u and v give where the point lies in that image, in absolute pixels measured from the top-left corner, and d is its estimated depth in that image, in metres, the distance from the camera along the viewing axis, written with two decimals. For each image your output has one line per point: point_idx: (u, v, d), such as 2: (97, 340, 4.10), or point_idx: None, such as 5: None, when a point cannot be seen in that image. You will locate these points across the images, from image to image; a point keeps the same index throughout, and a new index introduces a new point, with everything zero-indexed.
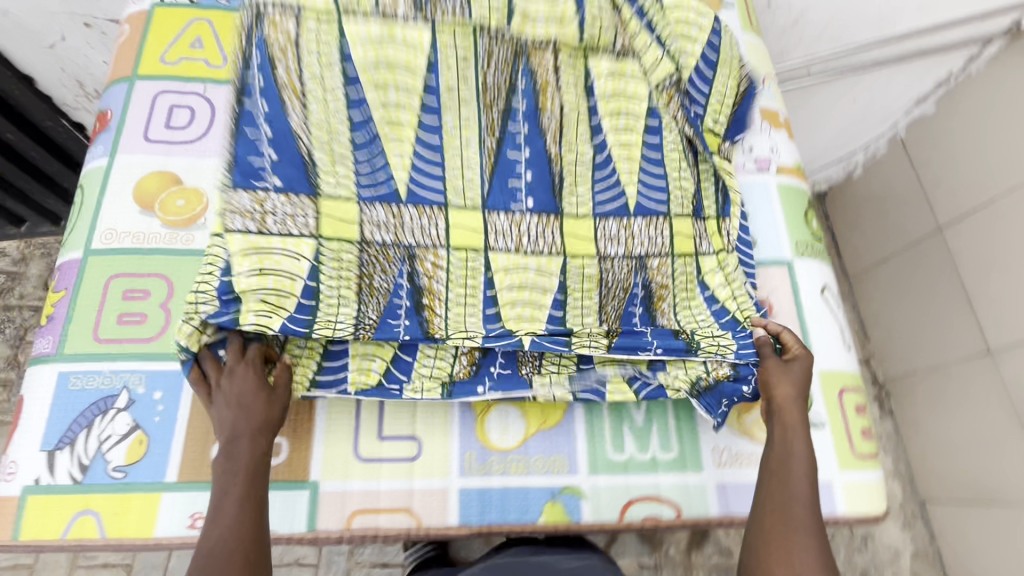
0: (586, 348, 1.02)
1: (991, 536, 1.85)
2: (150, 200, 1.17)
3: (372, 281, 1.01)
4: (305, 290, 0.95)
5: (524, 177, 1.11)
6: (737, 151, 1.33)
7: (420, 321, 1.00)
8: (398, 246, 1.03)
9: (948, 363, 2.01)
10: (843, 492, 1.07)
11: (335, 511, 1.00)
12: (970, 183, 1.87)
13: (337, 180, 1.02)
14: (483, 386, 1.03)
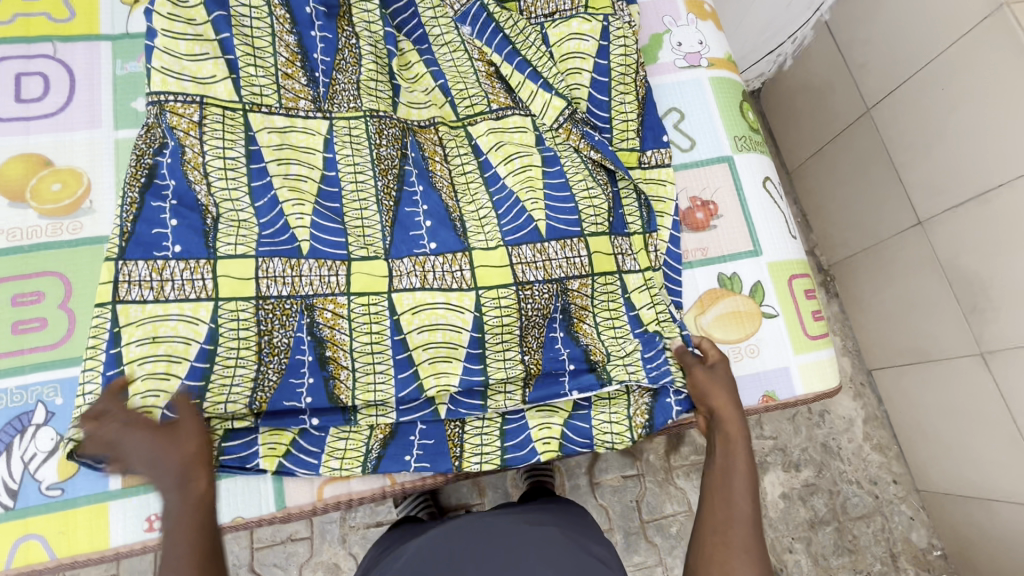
0: (502, 406, 1.02)
1: (931, 390, 2.03)
2: (18, 188, 1.00)
3: (271, 337, 0.93)
4: (192, 373, 0.89)
5: (424, 225, 1.05)
6: (665, 48, 1.26)
7: (325, 380, 0.96)
8: (295, 298, 0.95)
9: (884, 240, 2.11)
10: (799, 373, 1.11)
11: (304, 485, 0.97)
12: (894, 57, 1.89)
13: (238, 239, 0.95)
14: (411, 458, 0.99)
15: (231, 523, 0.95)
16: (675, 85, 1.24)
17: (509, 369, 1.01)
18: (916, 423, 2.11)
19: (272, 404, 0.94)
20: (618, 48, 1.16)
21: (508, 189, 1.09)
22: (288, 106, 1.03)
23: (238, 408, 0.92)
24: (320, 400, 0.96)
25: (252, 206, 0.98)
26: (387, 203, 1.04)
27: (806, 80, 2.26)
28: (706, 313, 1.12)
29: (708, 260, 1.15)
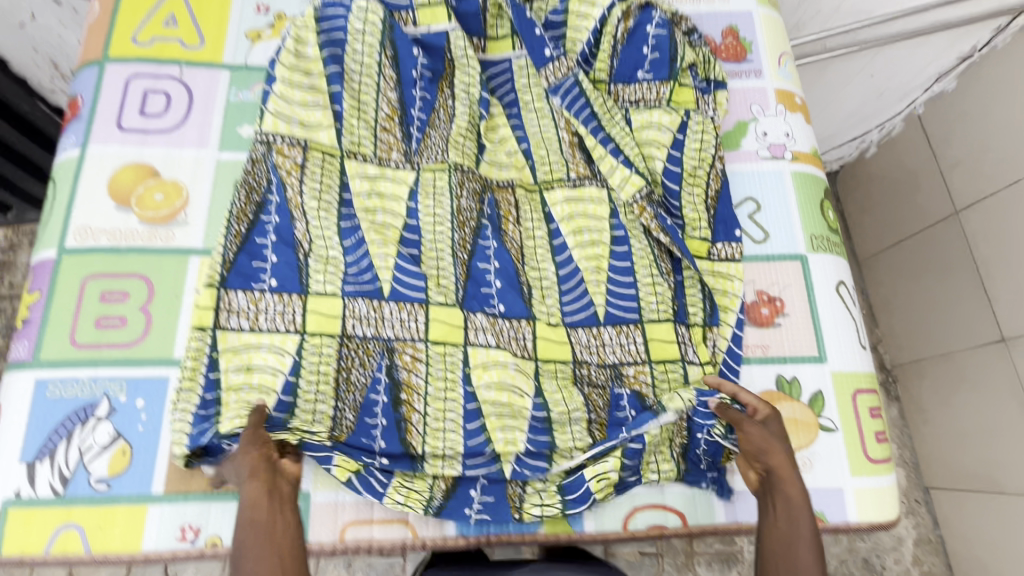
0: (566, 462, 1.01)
1: (996, 525, 1.83)
2: (126, 194, 1.10)
3: (350, 374, 0.97)
4: (283, 385, 0.93)
5: (495, 285, 1.07)
6: (749, 136, 1.25)
7: (398, 420, 0.96)
8: (377, 340, 0.99)
9: (959, 350, 1.96)
10: (855, 498, 1.03)
11: (327, 522, 0.96)
12: (990, 163, 1.79)
13: (326, 277, 1.00)
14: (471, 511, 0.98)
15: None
16: (755, 175, 1.22)
17: (576, 433, 1.02)
18: (975, 558, 1.90)
19: (350, 438, 0.95)
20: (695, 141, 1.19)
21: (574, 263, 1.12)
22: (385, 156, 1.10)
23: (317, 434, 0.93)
24: (393, 444, 0.96)
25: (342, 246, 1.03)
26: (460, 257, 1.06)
27: (888, 170, 2.18)
28: None
29: (768, 358, 1.10)
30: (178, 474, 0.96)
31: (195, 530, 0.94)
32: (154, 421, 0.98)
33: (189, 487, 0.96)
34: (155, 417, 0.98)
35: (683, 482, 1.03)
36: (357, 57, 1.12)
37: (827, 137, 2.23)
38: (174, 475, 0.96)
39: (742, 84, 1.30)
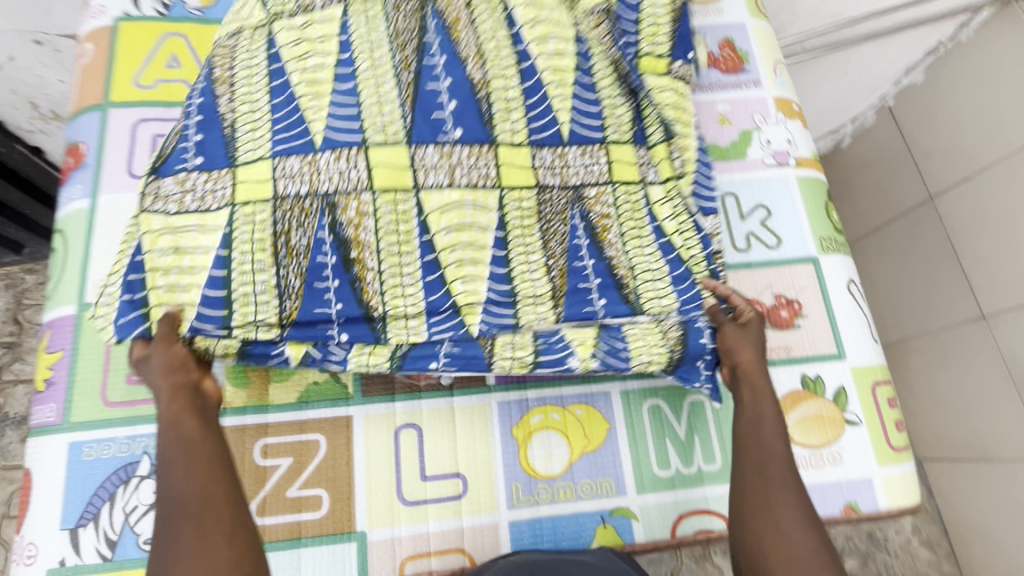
0: (534, 319, 1.02)
1: (991, 489, 1.96)
2: None
3: (291, 255, 0.97)
4: (211, 282, 0.94)
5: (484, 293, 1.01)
6: (753, 145, 1.30)
7: (352, 284, 0.98)
8: (317, 203, 1.00)
9: (943, 330, 2.08)
10: (883, 486, 1.08)
11: (386, 558, 0.96)
12: (960, 150, 1.91)
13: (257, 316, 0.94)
14: (437, 361, 0.98)
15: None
16: (763, 182, 1.27)
17: (537, 285, 1.03)
18: (969, 519, 2.05)
19: (302, 313, 0.96)
20: (677, 131, 1.17)
21: (513, 292, 1.02)
22: (283, 245, 0.97)
23: (268, 316, 0.95)
24: (349, 308, 0.98)
25: (206, 269, 0.96)
26: (372, 306, 0.98)
27: (866, 159, 2.27)
28: (788, 414, 1.11)
29: (791, 360, 1.15)
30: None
31: None
32: None
33: None
34: None
35: (724, 486, 1.07)
36: (248, 121, 1.04)
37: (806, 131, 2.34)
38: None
39: (742, 95, 1.35)
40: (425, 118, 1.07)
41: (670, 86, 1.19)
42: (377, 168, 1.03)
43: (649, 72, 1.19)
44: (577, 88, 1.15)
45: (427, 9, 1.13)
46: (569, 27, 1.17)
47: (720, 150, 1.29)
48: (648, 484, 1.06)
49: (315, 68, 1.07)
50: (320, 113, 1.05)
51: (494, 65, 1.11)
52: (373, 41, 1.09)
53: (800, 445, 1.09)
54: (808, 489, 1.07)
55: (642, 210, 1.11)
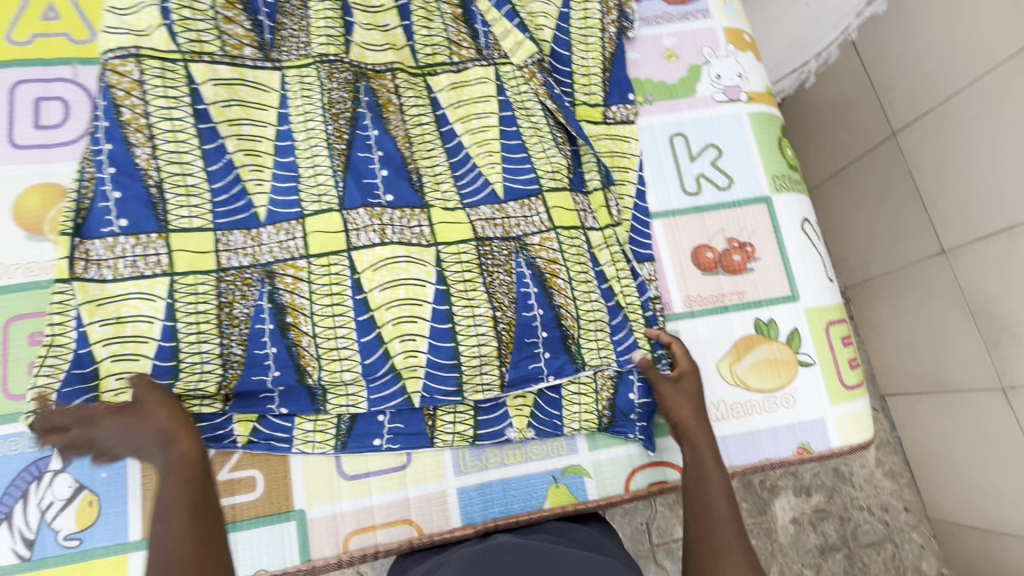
0: (479, 387, 1.01)
1: (952, 416, 2.03)
2: (37, 221, 1.06)
3: (232, 309, 1.02)
4: (159, 352, 0.98)
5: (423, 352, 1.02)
6: (703, 81, 1.23)
7: (288, 346, 1.01)
8: (256, 268, 1.05)
9: (903, 270, 2.11)
10: (835, 425, 1.08)
11: (329, 536, 0.98)
12: (923, 83, 1.86)
13: (200, 375, 0.98)
14: (380, 440, 1.01)
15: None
16: (714, 120, 1.21)
17: (482, 337, 1.02)
18: (929, 449, 2.15)
19: (242, 381, 1.00)
20: (616, 178, 1.17)
21: (455, 362, 1.01)
22: (226, 315, 1.01)
23: (208, 385, 0.99)
24: (287, 373, 1.01)
25: (154, 340, 0.98)
26: (309, 371, 1.01)
27: (829, 101, 2.23)
28: (741, 360, 1.09)
29: (745, 305, 1.12)
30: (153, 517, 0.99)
31: None
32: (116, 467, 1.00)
33: None
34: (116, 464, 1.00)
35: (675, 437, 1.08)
36: (179, 185, 1.05)
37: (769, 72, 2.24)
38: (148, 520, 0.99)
39: (690, 26, 1.28)
40: (357, 183, 1.09)
41: (606, 133, 1.19)
42: (313, 234, 1.06)
43: (585, 120, 1.20)
44: (504, 149, 1.15)
45: (361, 83, 1.15)
46: (492, 77, 1.19)
47: (667, 89, 1.23)
48: (600, 442, 1.07)
49: (252, 136, 1.11)
50: (263, 184, 1.10)
51: (420, 146, 1.15)
52: (307, 91, 1.13)
53: (754, 392, 1.07)
54: (761, 434, 1.06)
55: (586, 256, 1.09)
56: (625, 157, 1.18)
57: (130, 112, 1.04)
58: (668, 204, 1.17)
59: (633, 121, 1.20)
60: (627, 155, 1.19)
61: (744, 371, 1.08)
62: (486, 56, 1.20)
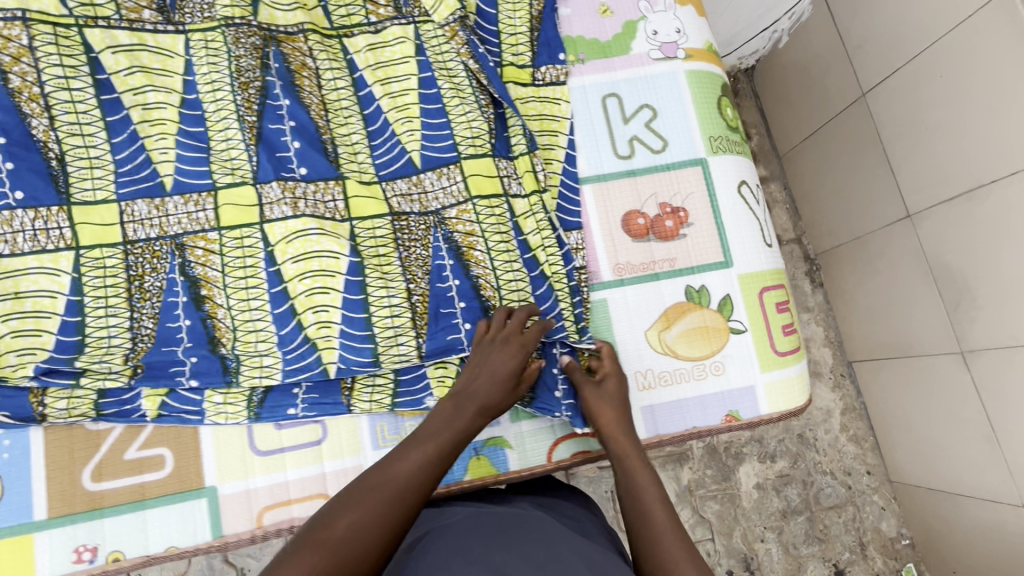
0: (396, 357, 1.04)
1: (911, 382, 2.02)
2: None
3: (143, 282, 1.03)
4: (66, 327, 0.99)
5: (337, 322, 1.04)
6: (638, 38, 1.18)
7: (201, 317, 1.03)
8: (164, 239, 1.04)
9: (870, 235, 2.06)
10: (765, 392, 1.07)
11: (242, 511, 1.02)
12: (891, 39, 1.78)
13: (106, 355, 1.00)
14: (294, 409, 1.05)
15: (164, 552, 1.00)
16: (648, 79, 1.16)
17: (394, 305, 1.05)
18: (892, 414, 2.14)
19: (151, 353, 1.02)
20: (543, 142, 1.14)
21: (369, 333, 1.04)
22: (136, 288, 1.02)
23: (115, 358, 1.01)
24: (199, 345, 1.03)
25: (58, 315, 0.99)
26: (222, 343, 1.03)
27: (799, 60, 2.15)
28: (671, 329, 1.07)
29: (676, 272, 1.09)
30: (62, 496, 0.99)
31: (91, 549, 0.98)
32: (20, 447, 0.99)
33: (74, 507, 0.99)
34: (20, 444, 1.00)
35: None
36: (81, 157, 1.05)
37: (738, 33, 2.13)
38: (58, 499, 0.99)
39: None
40: (269, 155, 1.09)
41: (535, 95, 1.16)
42: (224, 207, 1.06)
43: (512, 81, 1.17)
44: (423, 115, 1.13)
45: (271, 48, 1.13)
46: (411, 36, 1.16)
47: (600, 47, 1.18)
48: (523, 414, 1.07)
49: (156, 104, 1.09)
50: (168, 153, 1.08)
51: (336, 115, 1.14)
52: (214, 59, 1.10)
53: (682, 360, 1.06)
54: (689, 403, 1.05)
55: (508, 223, 1.08)
56: (556, 121, 1.15)
57: (21, 82, 1.03)
58: (599, 167, 1.13)
59: (564, 82, 1.16)
60: (557, 119, 1.15)
61: (673, 340, 1.06)
62: (406, 14, 1.17)
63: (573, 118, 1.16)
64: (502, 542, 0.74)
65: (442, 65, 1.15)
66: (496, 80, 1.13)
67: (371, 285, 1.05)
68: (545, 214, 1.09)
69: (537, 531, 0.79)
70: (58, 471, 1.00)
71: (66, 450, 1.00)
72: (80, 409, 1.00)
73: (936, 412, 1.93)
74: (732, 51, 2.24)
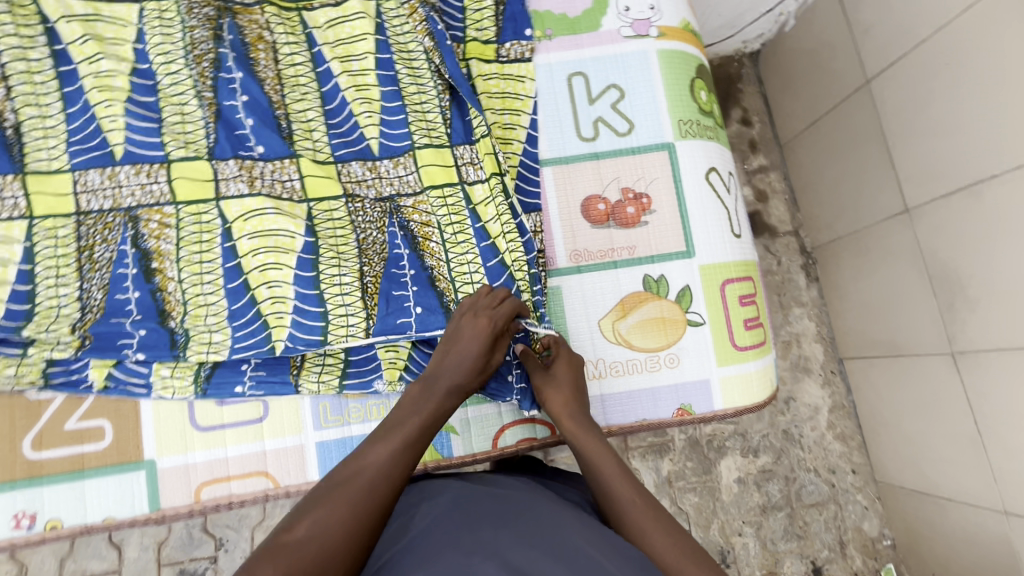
0: (344, 336, 1.03)
1: (899, 385, 1.90)
2: None
3: (93, 253, 1.01)
4: (15, 295, 0.99)
5: (291, 297, 1.03)
6: (609, 13, 1.20)
7: (151, 290, 1.02)
8: (117, 211, 1.03)
9: (868, 228, 1.92)
10: (720, 386, 1.09)
11: (181, 486, 1.03)
12: (900, 22, 1.64)
13: (54, 324, 1.00)
14: (242, 386, 1.05)
15: (102, 523, 1.02)
16: (618, 59, 1.18)
17: (345, 286, 1.04)
18: (880, 414, 2.01)
19: (100, 323, 1.01)
20: (508, 120, 1.16)
21: (320, 301, 1.03)
22: (87, 258, 1.01)
23: (63, 327, 1.00)
24: (148, 317, 1.02)
25: (9, 283, 0.99)
26: (172, 316, 1.02)
27: (803, 43, 2.01)
28: (626, 318, 1.10)
29: (635, 260, 1.12)
30: (1, 463, 1.00)
31: (29, 517, 0.99)
32: None
33: (13, 475, 1.00)
34: None
35: None
36: (37, 127, 1.04)
37: (738, 18, 2.01)
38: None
39: None
40: (228, 132, 1.09)
41: (498, 72, 1.18)
42: (178, 179, 1.04)
43: (476, 57, 1.18)
44: (381, 98, 1.14)
45: (224, 20, 1.13)
46: (372, 13, 1.17)
47: (570, 22, 1.20)
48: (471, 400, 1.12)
49: (108, 72, 1.07)
50: (117, 121, 1.06)
51: (292, 91, 1.13)
52: (166, 35, 1.10)
53: (635, 351, 1.09)
54: (642, 394, 1.09)
55: (463, 210, 1.09)
56: (519, 99, 1.17)
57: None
58: (565, 149, 1.16)
59: (528, 58, 1.18)
60: (520, 98, 1.17)
61: (627, 329, 1.10)
62: None
63: (538, 98, 1.18)
64: (485, 529, 0.74)
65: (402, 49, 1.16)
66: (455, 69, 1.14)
67: (325, 264, 1.04)
68: (501, 202, 1.10)
69: (510, 511, 0.80)
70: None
71: (7, 418, 1.01)
72: (27, 377, 1.00)
73: (924, 420, 1.82)
74: (734, 34, 2.10)
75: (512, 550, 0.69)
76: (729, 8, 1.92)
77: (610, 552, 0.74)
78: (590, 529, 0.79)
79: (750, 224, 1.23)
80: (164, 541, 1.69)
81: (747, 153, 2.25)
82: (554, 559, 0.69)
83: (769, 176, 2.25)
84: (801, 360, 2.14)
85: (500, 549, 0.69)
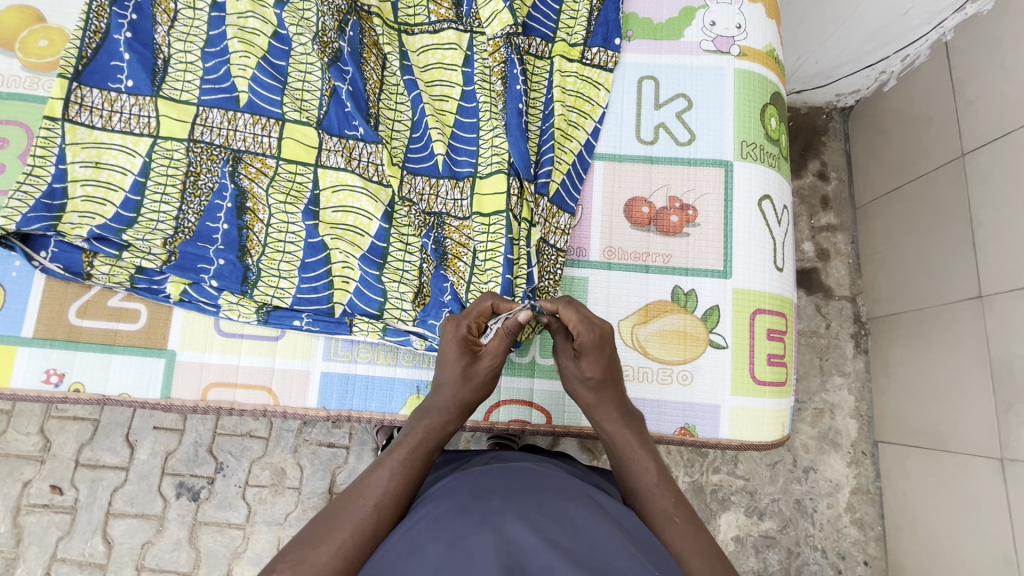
0: (396, 319, 1.07)
1: (936, 483, 1.73)
2: (11, 37, 1.19)
3: (197, 179, 1.08)
4: (126, 203, 1.06)
5: (348, 261, 1.09)
6: (695, 26, 1.22)
7: (240, 225, 1.07)
8: (224, 148, 1.08)
9: (935, 306, 1.76)
10: (729, 414, 1.09)
11: (192, 382, 1.10)
12: (1009, 99, 1.52)
13: (150, 234, 1.06)
14: (300, 320, 1.09)
15: (117, 397, 1.10)
16: (693, 70, 1.20)
17: (404, 280, 1.08)
18: (907, 510, 1.82)
19: (186, 244, 1.07)
20: (575, 120, 1.17)
21: (382, 289, 1.07)
22: (191, 184, 1.08)
23: (157, 239, 1.07)
24: (230, 248, 1.07)
25: (124, 191, 1.07)
26: (251, 254, 1.08)
27: (903, 108, 1.88)
28: (647, 324, 1.11)
29: (668, 269, 1.13)
30: (48, 321, 1.09)
31: (57, 375, 1.08)
32: (26, 270, 1.09)
33: (55, 334, 1.09)
34: (27, 268, 1.10)
35: (550, 382, 1.18)
36: (181, 62, 1.11)
37: (837, 66, 1.92)
38: (43, 322, 1.09)
39: None
40: (337, 109, 1.11)
41: (578, 73, 1.19)
42: (286, 139, 1.09)
43: (560, 57, 1.19)
44: (456, 125, 1.15)
45: (353, 17, 1.14)
46: (464, 45, 1.18)
47: (652, 27, 1.22)
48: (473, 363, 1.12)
49: (252, 30, 1.12)
50: (246, 71, 1.10)
51: (388, 97, 1.14)
52: (303, 19, 1.13)
53: (650, 359, 1.10)
54: (648, 403, 1.09)
55: (500, 240, 1.06)
56: (590, 104, 1.18)
57: None
58: (624, 148, 1.18)
59: (610, 68, 1.19)
60: (591, 103, 1.18)
61: (645, 337, 1.10)
62: (465, 23, 1.18)
63: (608, 107, 1.19)
64: (495, 501, 0.74)
65: (529, 69, 1.17)
66: (546, 99, 1.16)
67: (392, 238, 1.08)
68: (530, 242, 1.08)
69: (516, 481, 0.80)
70: (50, 299, 1.09)
71: (59, 281, 1.10)
72: (118, 277, 1.07)
73: (959, 526, 1.64)
74: (828, 84, 2.02)
75: (524, 519, 0.70)
76: (827, 57, 1.87)
77: (618, 527, 0.76)
78: (596, 505, 0.79)
79: (795, 263, 1.22)
80: (172, 453, 1.79)
81: (817, 209, 2.12)
82: (563, 528, 0.70)
83: (836, 236, 2.11)
84: (830, 432, 1.97)
85: (511, 517, 0.70)
